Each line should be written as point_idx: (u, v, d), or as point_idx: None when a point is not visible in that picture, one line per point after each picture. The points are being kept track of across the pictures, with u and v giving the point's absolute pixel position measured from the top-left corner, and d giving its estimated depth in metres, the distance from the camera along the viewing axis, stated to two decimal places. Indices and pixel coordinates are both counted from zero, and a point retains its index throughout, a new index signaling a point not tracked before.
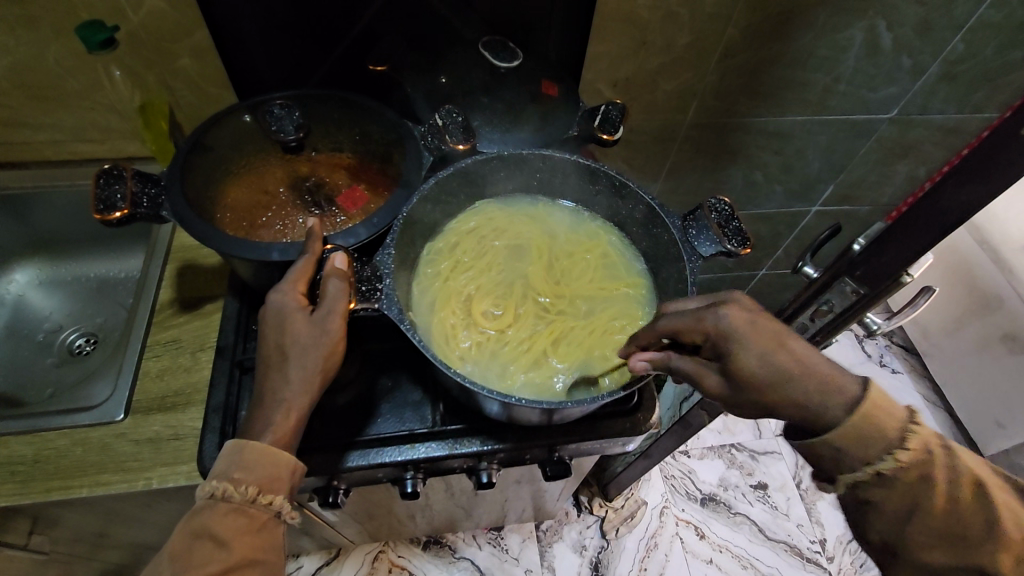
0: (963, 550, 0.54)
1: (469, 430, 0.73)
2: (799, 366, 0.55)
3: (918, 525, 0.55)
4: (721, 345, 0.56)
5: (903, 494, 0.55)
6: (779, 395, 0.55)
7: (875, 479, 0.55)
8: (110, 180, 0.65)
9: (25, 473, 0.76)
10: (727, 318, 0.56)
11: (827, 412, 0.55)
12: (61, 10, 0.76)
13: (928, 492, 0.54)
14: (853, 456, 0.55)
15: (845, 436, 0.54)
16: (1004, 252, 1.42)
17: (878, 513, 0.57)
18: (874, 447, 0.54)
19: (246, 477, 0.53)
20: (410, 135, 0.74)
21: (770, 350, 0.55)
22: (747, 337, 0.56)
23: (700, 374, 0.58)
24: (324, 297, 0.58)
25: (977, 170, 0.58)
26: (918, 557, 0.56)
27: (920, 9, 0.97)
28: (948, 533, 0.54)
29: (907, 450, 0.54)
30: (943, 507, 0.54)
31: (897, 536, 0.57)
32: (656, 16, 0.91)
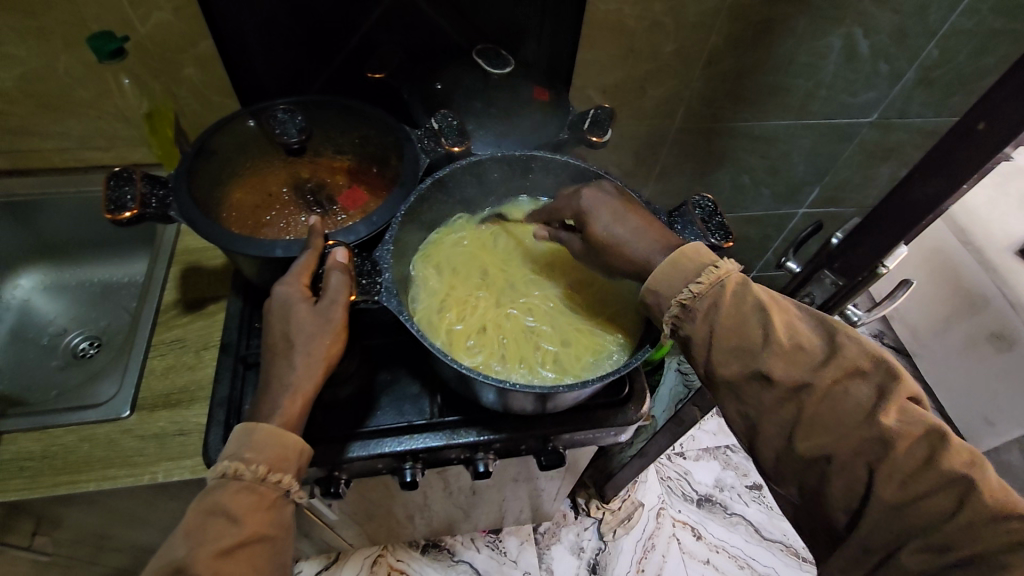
0: (748, 359, 0.57)
1: (467, 422, 0.75)
2: (645, 228, 0.65)
3: (715, 346, 0.58)
4: (579, 214, 0.70)
5: (705, 320, 0.59)
6: (613, 250, 0.66)
7: (682, 315, 0.60)
8: (121, 182, 0.68)
9: (33, 469, 0.78)
10: (582, 195, 0.69)
11: (652, 257, 0.63)
12: (72, 22, 0.80)
13: (718, 315, 0.58)
14: (662, 294, 0.61)
15: (656, 280, 0.61)
16: (989, 254, 1.50)
17: (692, 347, 0.61)
18: (674, 287, 0.61)
19: (257, 456, 0.55)
20: (408, 138, 0.77)
21: (612, 219, 0.67)
22: (594, 206, 0.68)
23: (569, 241, 0.74)
24: (327, 288, 0.61)
25: (941, 160, 0.62)
26: (723, 378, 0.58)
27: (894, 17, 1.02)
28: (740, 349, 0.57)
29: (701, 282, 0.59)
30: (732, 320, 0.58)
31: (707, 365, 0.60)
32: (643, 25, 0.95)
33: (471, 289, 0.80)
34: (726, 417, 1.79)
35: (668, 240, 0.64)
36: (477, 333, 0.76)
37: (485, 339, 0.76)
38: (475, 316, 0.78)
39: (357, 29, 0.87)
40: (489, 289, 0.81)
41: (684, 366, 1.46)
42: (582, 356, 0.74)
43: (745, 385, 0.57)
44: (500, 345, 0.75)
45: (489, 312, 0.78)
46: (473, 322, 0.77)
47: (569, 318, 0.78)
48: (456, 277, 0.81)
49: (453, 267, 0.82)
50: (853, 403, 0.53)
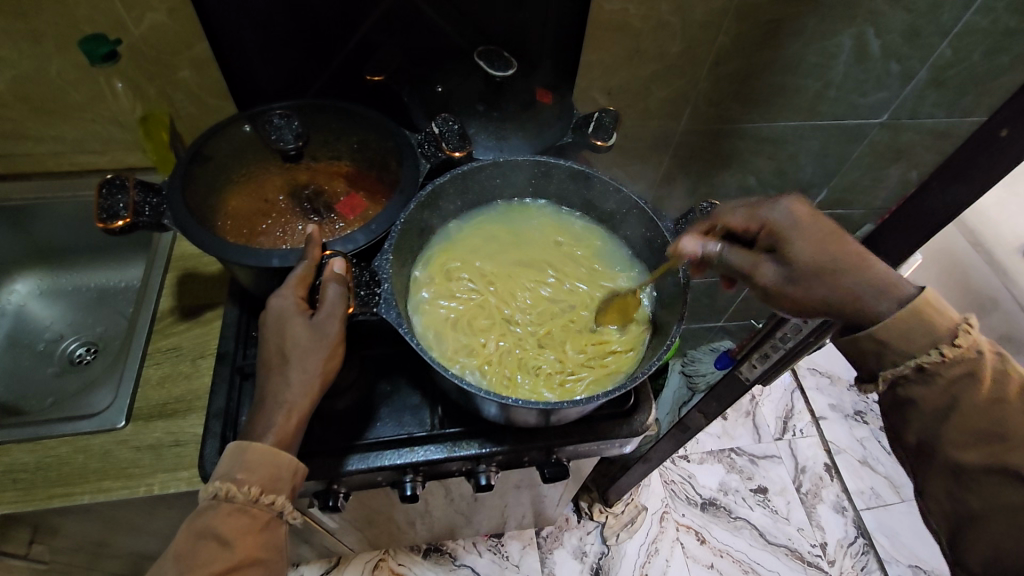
0: (996, 449, 0.54)
1: (468, 434, 0.74)
2: (865, 260, 0.57)
3: (954, 423, 0.56)
4: (774, 233, 0.60)
5: (942, 391, 0.56)
6: (827, 283, 0.57)
7: (917, 374, 0.57)
8: (114, 190, 0.67)
9: (27, 481, 0.76)
10: (782, 211, 0.60)
11: (875, 305, 0.56)
12: (64, 24, 0.78)
13: (974, 388, 0.55)
14: (896, 350, 0.56)
15: (888, 328, 0.55)
16: (998, 255, 1.47)
17: (913, 413, 0.59)
18: (918, 340, 0.55)
19: (249, 478, 0.54)
20: (407, 144, 0.75)
21: (822, 244, 0.58)
22: (796, 226, 0.59)
23: (753, 268, 0.61)
24: (324, 301, 0.59)
25: (962, 167, 0.61)
26: (952, 458, 0.57)
27: (907, 16, 1.00)
28: (986, 432, 0.55)
29: (957, 347, 0.55)
30: (985, 402, 0.55)
31: (933, 436, 0.58)
32: (649, 25, 0.93)
33: (481, 316, 0.76)
34: (730, 420, 1.77)
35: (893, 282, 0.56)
36: (510, 358, 0.73)
37: (524, 361, 0.73)
38: (477, 303, 0.77)
39: (355, 32, 0.86)
40: (500, 286, 0.80)
41: (688, 368, 1.41)
42: (557, 381, 0.71)
43: (981, 478, 0.56)
44: (482, 339, 0.74)
45: (492, 303, 0.78)
46: (502, 346, 0.74)
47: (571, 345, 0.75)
48: (463, 309, 0.76)
49: (456, 300, 0.77)
50: None
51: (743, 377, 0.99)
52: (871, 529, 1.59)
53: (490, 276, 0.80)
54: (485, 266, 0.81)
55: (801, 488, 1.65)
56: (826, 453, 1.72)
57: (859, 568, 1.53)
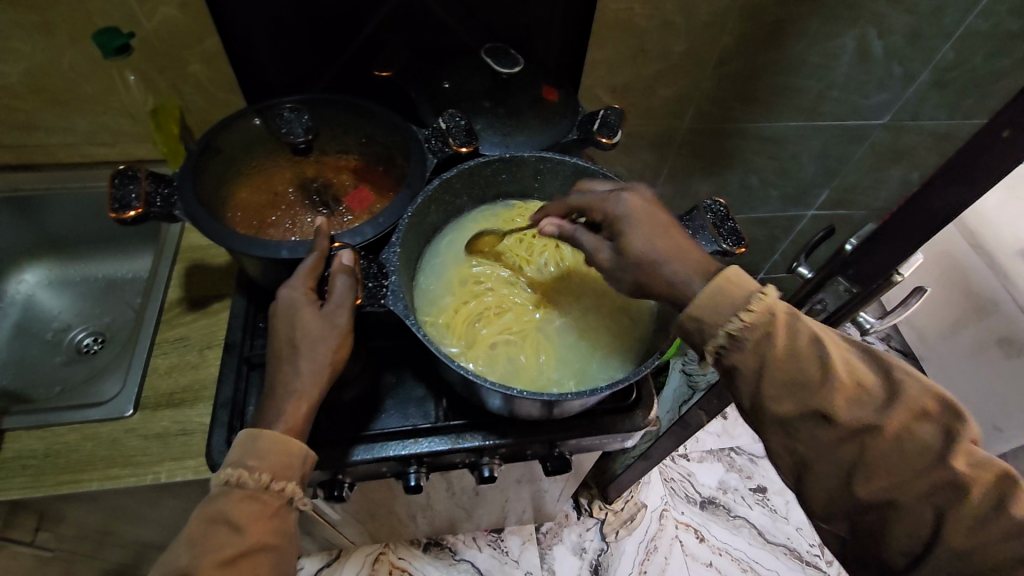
0: (801, 396, 0.53)
1: (472, 426, 0.75)
2: (680, 251, 0.60)
3: (767, 380, 0.54)
4: (615, 226, 0.63)
5: (754, 353, 0.54)
6: (653, 269, 0.60)
7: (730, 344, 0.56)
8: (125, 180, 0.67)
9: (36, 467, 0.77)
10: (624, 202, 0.63)
11: (690, 282, 0.58)
12: (76, 16, 0.79)
13: (772, 347, 0.54)
14: (710, 323, 0.56)
15: (696, 306, 0.56)
16: (999, 257, 1.44)
17: (737, 380, 0.56)
18: (721, 312, 0.55)
19: (260, 464, 0.55)
20: (414, 139, 0.76)
21: (650, 237, 0.61)
22: (628, 219, 0.62)
23: (594, 251, 0.64)
24: (333, 292, 0.60)
25: (964, 168, 0.61)
26: (772, 415, 0.55)
27: (910, 18, 1.00)
28: (792, 383, 0.53)
29: (752, 311, 0.54)
30: (784, 358, 0.54)
31: (753, 399, 0.56)
32: (653, 24, 0.93)
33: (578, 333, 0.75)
34: (730, 419, 1.78)
35: (705, 263, 0.59)
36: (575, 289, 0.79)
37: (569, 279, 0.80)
38: (554, 350, 0.74)
39: (363, 28, 0.87)
40: (536, 335, 0.75)
41: (688, 366, 1.42)
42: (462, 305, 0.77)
43: (800, 424, 0.54)
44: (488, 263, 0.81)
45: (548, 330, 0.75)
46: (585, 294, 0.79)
47: (505, 330, 0.75)
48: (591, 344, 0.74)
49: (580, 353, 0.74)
50: (922, 446, 0.51)
51: None
52: None
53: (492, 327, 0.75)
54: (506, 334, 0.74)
55: None
56: None
57: None
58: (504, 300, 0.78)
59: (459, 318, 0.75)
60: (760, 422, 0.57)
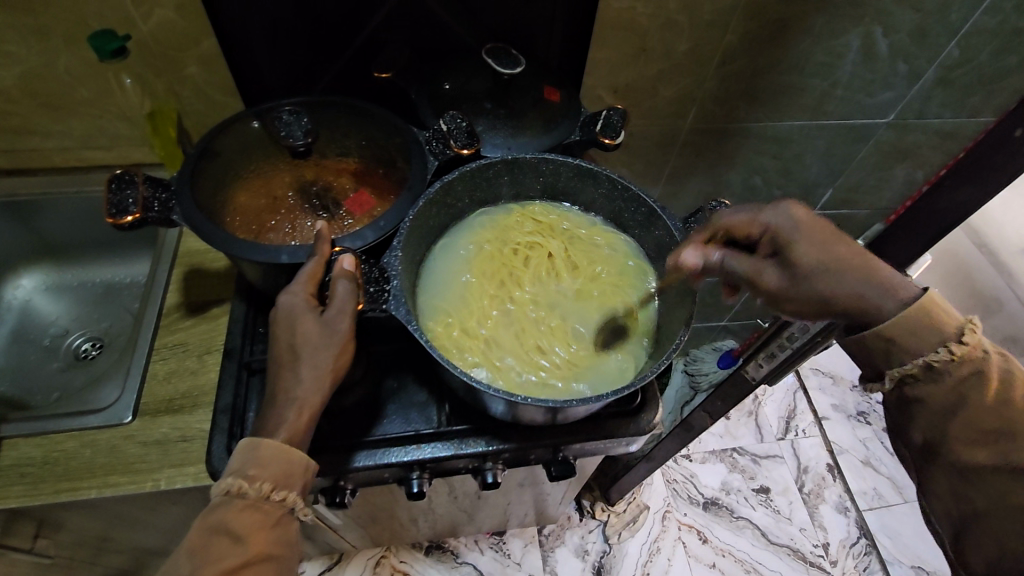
0: (1001, 445, 0.55)
1: (475, 431, 0.74)
2: (848, 257, 0.59)
3: (959, 420, 0.56)
4: (778, 237, 0.62)
5: (950, 389, 0.56)
6: (829, 283, 0.58)
7: (925, 373, 0.56)
8: (122, 185, 0.67)
9: (34, 475, 0.77)
10: (785, 216, 0.62)
11: (883, 301, 0.57)
12: (72, 19, 0.78)
13: (982, 387, 0.54)
14: (901, 346, 0.56)
15: (893, 324, 0.56)
16: (1004, 256, 1.47)
17: (919, 414, 0.58)
18: (925, 340, 0.55)
19: (261, 474, 0.54)
20: (415, 141, 0.76)
21: (823, 248, 0.60)
22: (792, 230, 0.61)
23: (756, 271, 0.62)
24: (334, 297, 0.59)
25: (973, 169, 0.60)
26: (959, 458, 0.56)
27: (915, 15, 0.99)
28: (988, 430, 0.55)
29: (964, 344, 0.55)
30: (995, 399, 0.54)
31: (936, 438, 0.57)
32: (657, 24, 0.92)
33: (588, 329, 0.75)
34: (733, 419, 1.77)
35: (895, 284, 0.58)
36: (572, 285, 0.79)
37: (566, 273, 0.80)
38: (570, 351, 0.73)
39: (362, 28, 0.86)
40: (548, 340, 0.74)
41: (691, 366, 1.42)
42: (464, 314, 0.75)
43: (988, 474, 0.55)
44: (490, 269, 0.79)
45: (559, 332, 0.75)
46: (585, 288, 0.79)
47: (507, 339, 0.74)
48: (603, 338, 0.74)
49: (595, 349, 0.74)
50: None
51: (749, 376, 0.99)
52: (872, 529, 1.59)
53: (503, 338, 0.74)
54: (519, 343, 0.73)
55: (804, 488, 1.65)
56: (828, 453, 1.72)
57: (861, 568, 1.52)
58: (507, 307, 0.77)
59: (459, 328, 0.74)
60: (935, 462, 0.58)
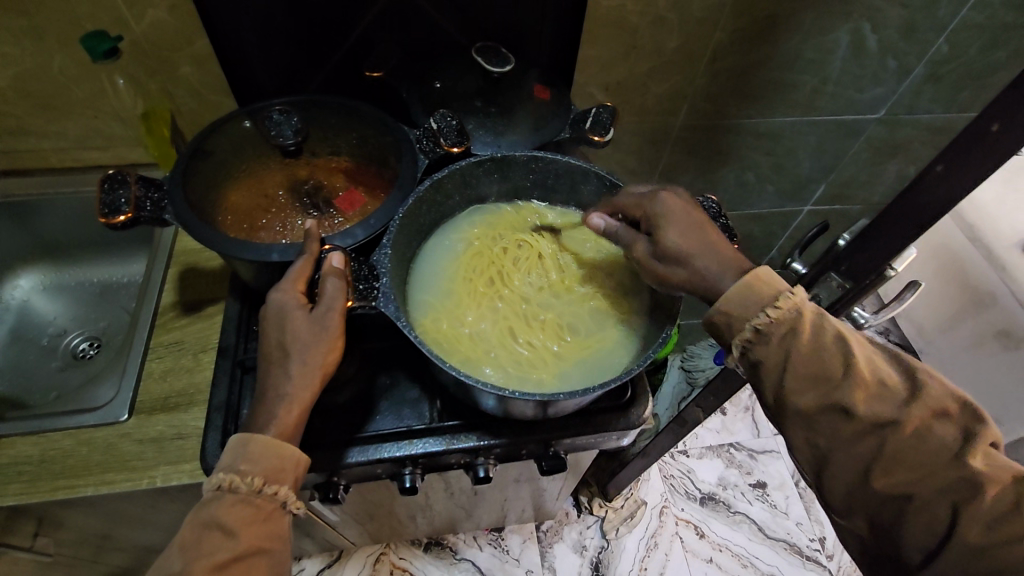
0: (825, 389, 0.55)
1: (466, 427, 0.74)
2: (713, 245, 0.62)
3: (789, 373, 0.56)
4: (651, 220, 0.66)
5: (778, 347, 0.57)
6: (682, 263, 0.62)
7: (756, 337, 0.58)
8: (114, 185, 0.67)
9: (32, 473, 0.77)
10: (662, 200, 0.66)
11: (719, 279, 0.60)
12: (65, 21, 0.79)
13: (796, 339, 0.56)
14: (737, 317, 0.59)
15: (728, 299, 0.59)
16: (997, 249, 1.46)
17: (762, 375, 0.59)
18: (751, 306, 0.58)
19: (252, 468, 0.55)
20: (405, 139, 0.76)
21: (688, 231, 0.63)
22: (666, 215, 0.65)
23: (633, 241, 0.67)
24: (322, 295, 0.60)
25: (953, 163, 0.60)
26: (794, 407, 0.57)
27: (903, 11, 1.00)
28: (816, 375, 0.56)
29: (778, 307, 0.57)
30: (810, 351, 0.56)
31: (776, 394, 0.58)
32: (646, 21, 0.93)
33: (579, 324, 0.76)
34: (729, 415, 1.78)
35: (738, 262, 0.61)
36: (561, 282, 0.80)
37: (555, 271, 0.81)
38: (561, 346, 0.74)
39: (353, 28, 0.87)
40: (540, 334, 0.75)
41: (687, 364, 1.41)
42: (453, 309, 0.76)
43: (821, 416, 0.56)
44: (479, 267, 0.80)
45: (551, 326, 0.76)
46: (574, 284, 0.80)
47: (496, 335, 0.75)
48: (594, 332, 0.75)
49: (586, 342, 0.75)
50: (940, 444, 0.52)
51: (740, 371, 0.99)
52: None
53: (495, 333, 0.75)
54: (512, 338, 0.75)
55: (800, 483, 1.66)
56: None
57: (858, 562, 1.53)
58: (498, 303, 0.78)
59: (449, 322, 0.75)
60: (782, 416, 0.59)
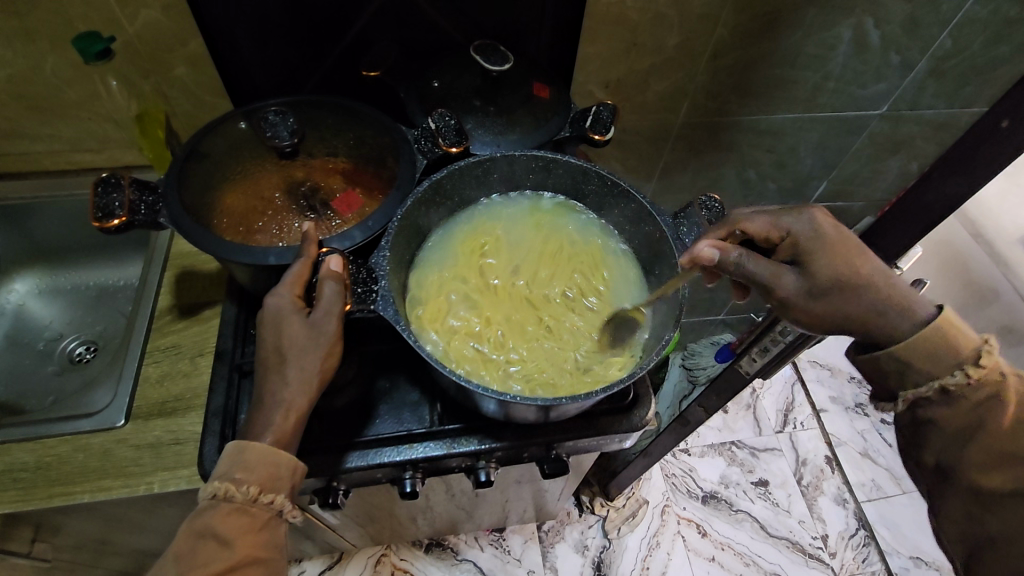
0: (1020, 470, 0.56)
1: (467, 430, 0.74)
2: (868, 275, 0.60)
3: (977, 443, 0.58)
4: (799, 246, 0.62)
5: (966, 413, 0.58)
6: (845, 300, 0.60)
7: (938, 395, 0.59)
8: (109, 188, 0.66)
9: (27, 480, 0.77)
10: (815, 226, 0.62)
11: (884, 316, 0.60)
12: (57, 22, 0.78)
13: (998, 411, 0.57)
14: (918, 369, 0.59)
15: (908, 348, 0.59)
16: (1000, 247, 1.45)
17: (935, 434, 0.60)
18: (942, 361, 0.58)
19: (247, 477, 0.54)
20: (404, 140, 0.75)
21: (846, 262, 0.60)
22: (818, 244, 0.61)
23: (774, 277, 0.61)
24: (321, 299, 0.59)
25: None
26: (970, 480, 0.59)
27: (906, 6, 0.99)
28: (1005, 453, 0.57)
29: (980, 368, 0.57)
30: (1007, 426, 0.56)
31: (953, 458, 0.60)
32: (646, 18, 0.92)
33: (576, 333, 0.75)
34: (731, 413, 1.76)
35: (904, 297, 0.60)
36: (560, 289, 0.79)
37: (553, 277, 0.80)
38: (557, 355, 0.73)
39: (350, 27, 0.86)
40: (538, 342, 0.74)
41: (689, 362, 1.30)
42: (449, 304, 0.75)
43: (1006, 500, 0.57)
44: (477, 268, 0.79)
45: (548, 335, 0.75)
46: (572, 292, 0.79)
47: (493, 340, 0.74)
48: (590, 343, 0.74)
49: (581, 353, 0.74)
50: None
51: (743, 371, 0.99)
52: (871, 521, 1.60)
53: (491, 338, 0.74)
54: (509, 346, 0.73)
55: (802, 481, 1.65)
56: (827, 445, 1.72)
57: (860, 559, 1.53)
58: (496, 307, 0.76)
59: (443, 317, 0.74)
60: (950, 482, 0.61)
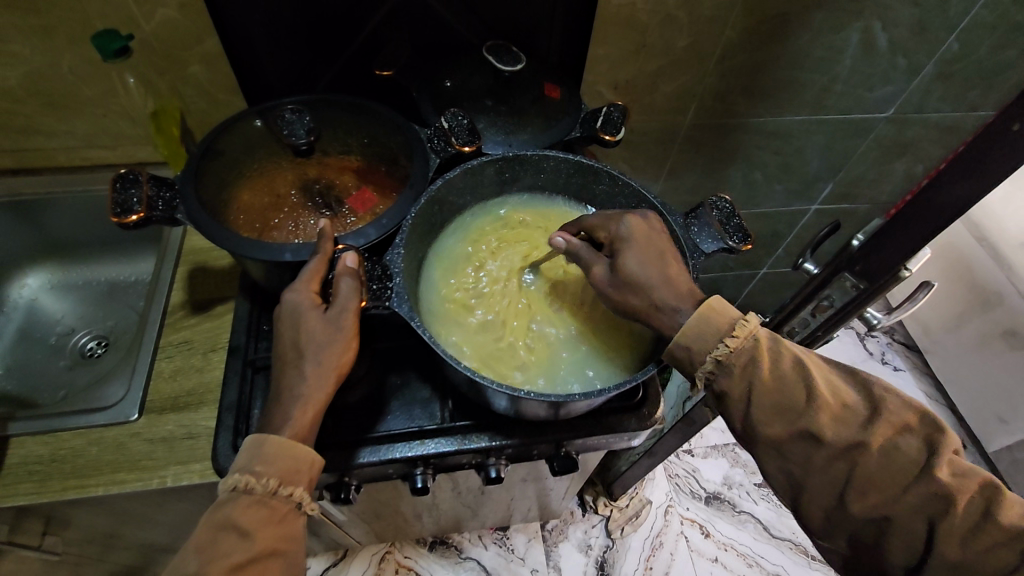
0: (792, 417, 0.58)
1: (478, 427, 0.74)
2: (675, 277, 0.63)
3: (756, 404, 0.59)
4: (614, 244, 0.66)
5: (741, 378, 0.59)
6: (640, 292, 0.63)
7: (718, 368, 0.60)
8: (127, 184, 0.67)
9: (42, 473, 0.77)
10: (626, 227, 0.66)
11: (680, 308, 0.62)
12: (75, 19, 0.78)
13: (759, 369, 0.59)
14: (697, 350, 0.61)
15: (687, 332, 0.60)
16: (1003, 248, 1.42)
17: (729, 404, 0.61)
18: (710, 337, 0.60)
19: (268, 470, 0.55)
20: (416, 139, 0.76)
21: (652, 261, 0.64)
22: (625, 241, 0.65)
23: (590, 266, 0.68)
24: (337, 295, 0.60)
25: (973, 163, 0.60)
26: (767, 437, 0.59)
27: (915, 10, 0.99)
28: (781, 406, 0.58)
29: (734, 337, 0.60)
30: (772, 383, 0.59)
31: (744, 422, 0.60)
32: (656, 19, 0.92)
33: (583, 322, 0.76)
34: None
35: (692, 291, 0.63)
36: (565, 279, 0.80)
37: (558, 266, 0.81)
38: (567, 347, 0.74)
39: (363, 26, 0.87)
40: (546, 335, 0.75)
41: None
42: (468, 306, 0.76)
43: (794, 446, 0.58)
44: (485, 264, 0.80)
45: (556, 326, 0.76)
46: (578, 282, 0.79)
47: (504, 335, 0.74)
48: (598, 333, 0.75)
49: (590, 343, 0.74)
50: (908, 462, 0.55)
51: None
52: None
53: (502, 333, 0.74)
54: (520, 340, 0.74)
55: None
56: None
57: None
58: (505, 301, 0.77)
59: (462, 314, 0.76)
60: (753, 446, 0.61)
